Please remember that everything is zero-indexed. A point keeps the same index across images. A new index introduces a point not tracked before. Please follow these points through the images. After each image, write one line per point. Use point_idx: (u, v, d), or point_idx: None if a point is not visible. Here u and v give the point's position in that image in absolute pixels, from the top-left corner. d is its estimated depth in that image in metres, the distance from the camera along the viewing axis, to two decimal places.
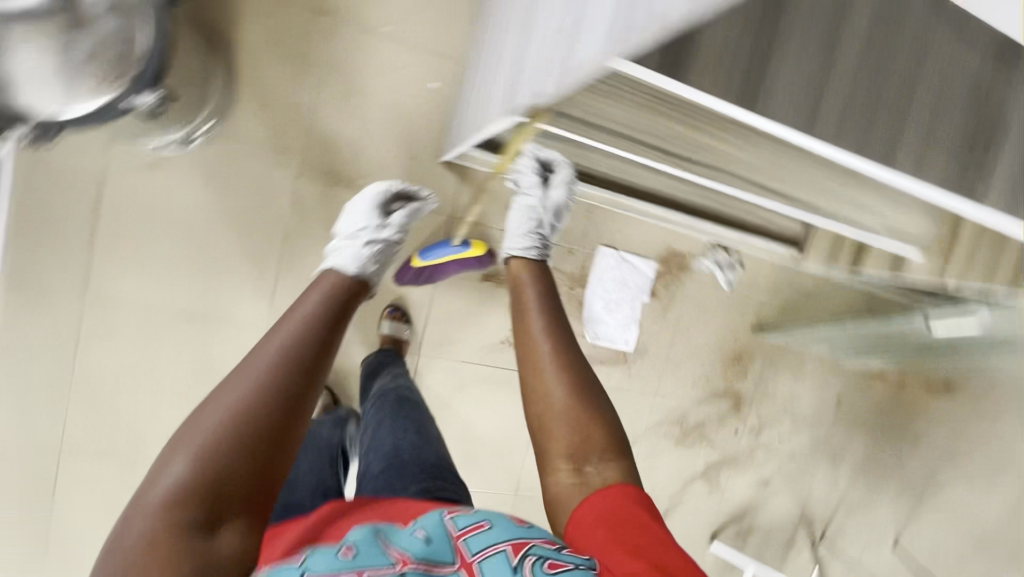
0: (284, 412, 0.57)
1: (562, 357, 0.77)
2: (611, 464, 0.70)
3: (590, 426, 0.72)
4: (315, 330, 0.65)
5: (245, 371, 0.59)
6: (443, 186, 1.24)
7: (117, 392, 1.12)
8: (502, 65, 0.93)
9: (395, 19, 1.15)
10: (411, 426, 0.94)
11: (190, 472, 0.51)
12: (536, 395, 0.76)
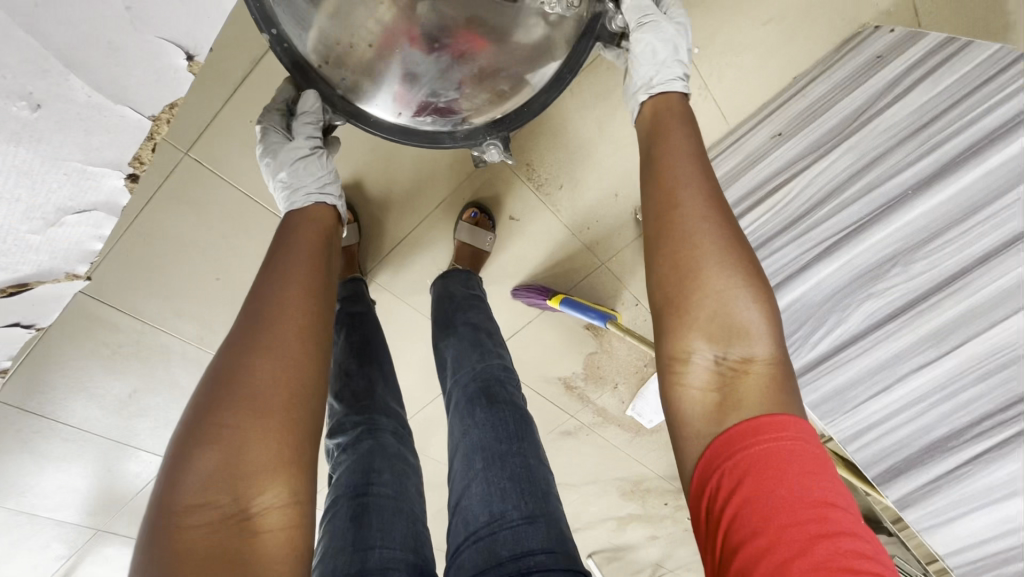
0: (248, 364, 0.48)
1: (680, 194, 0.54)
2: (752, 354, 0.48)
3: (739, 301, 0.49)
4: (307, 276, 0.55)
5: (240, 338, 0.50)
6: (616, 233, 1.07)
7: (172, 261, 0.93)
8: (805, 212, 0.76)
9: (712, 47, 0.90)
10: (507, 466, 0.68)
11: (213, 454, 0.44)
12: (669, 268, 0.52)
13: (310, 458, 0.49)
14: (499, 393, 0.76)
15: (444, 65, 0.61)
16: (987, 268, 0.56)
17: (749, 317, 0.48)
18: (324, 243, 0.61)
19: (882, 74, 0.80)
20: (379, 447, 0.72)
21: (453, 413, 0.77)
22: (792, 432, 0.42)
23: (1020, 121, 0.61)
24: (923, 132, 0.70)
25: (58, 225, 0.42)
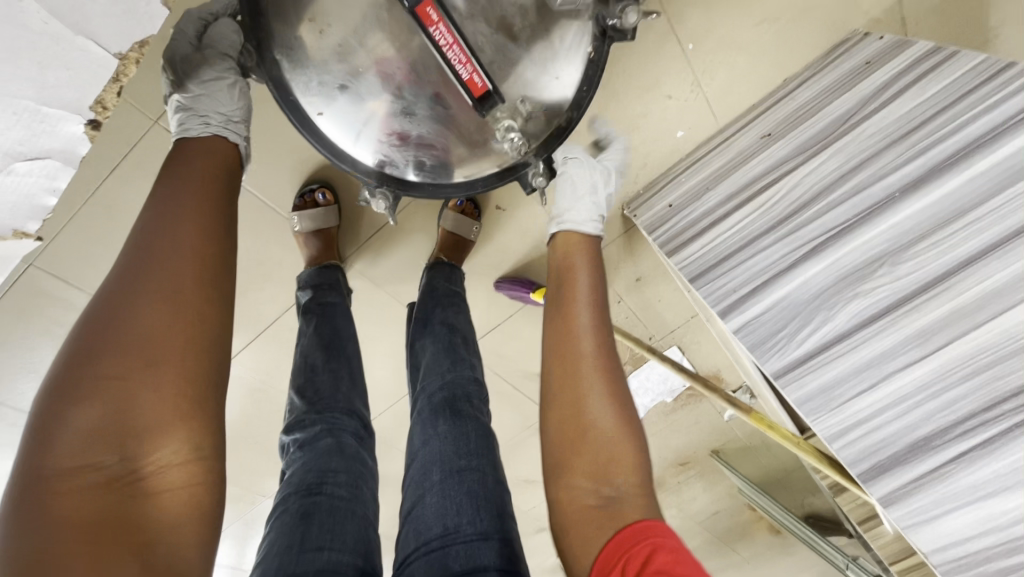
0: (134, 315, 0.43)
1: (578, 346, 0.64)
2: (631, 478, 0.56)
3: (614, 434, 0.59)
4: (198, 212, 0.50)
5: (117, 285, 0.45)
6: (604, 231, 1.10)
7: (137, 236, 0.87)
8: (793, 213, 0.76)
9: (708, 44, 0.89)
10: (465, 481, 0.61)
11: (89, 412, 0.40)
12: (566, 401, 0.61)
13: (206, 416, 0.46)
14: (465, 406, 0.69)
15: (414, 136, 0.67)
16: (970, 271, 0.57)
17: (620, 443, 0.58)
18: (221, 175, 0.55)
19: (871, 80, 0.82)
20: (337, 447, 0.69)
21: (414, 422, 0.71)
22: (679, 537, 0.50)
23: (1002, 130, 0.63)
24: (911, 138, 0.71)
25: (7, 173, 0.41)
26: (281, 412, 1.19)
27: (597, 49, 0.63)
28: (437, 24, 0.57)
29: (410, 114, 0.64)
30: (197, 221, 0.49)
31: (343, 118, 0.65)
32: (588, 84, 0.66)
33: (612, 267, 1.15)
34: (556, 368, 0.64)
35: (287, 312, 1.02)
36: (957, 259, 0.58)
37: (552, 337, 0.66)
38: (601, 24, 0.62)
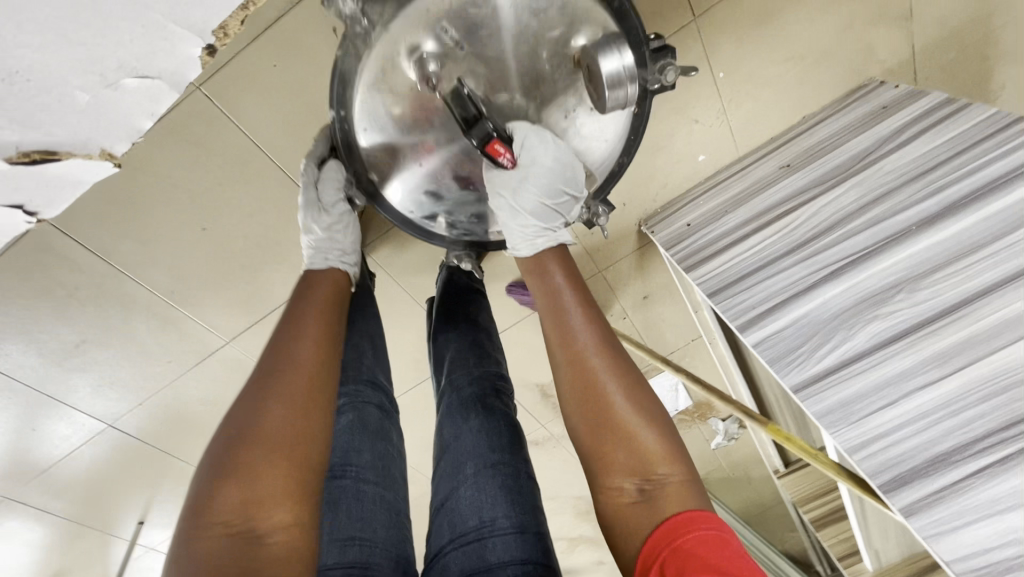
0: (267, 415, 0.50)
1: (577, 347, 0.57)
2: (665, 469, 0.49)
3: (645, 428, 0.51)
4: (318, 354, 0.58)
5: (249, 397, 0.52)
6: (618, 245, 1.12)
7: (160, 202, 0.86)
8: (812, 238, 0.79)
9: (738, 75, 0.93)
10: (498, 475, 0.61)
11: (229, 484, 0.45)
12: (587, 400, 0.54)
13: (313, 500, 0.49)
14: (494, 402, 0.69)
15: (466, 195, 0.77)
16: (985, 300, 0.60)
17: (654, 435, 0.51)
18: (331, 312, 0.64)
19: (887, 124, 0.87)
20: (362, 424, 0.67)
21: (442, 415, 0.70)
22: (712, 524, 0.44)
23: (1014, 176, 0.67)
24: (927, 178, 0.75)
25: (115, 88, 0.39)
26: None
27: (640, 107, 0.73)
28: (505, 154, 0.66)
29: (463, 180, 0.75)
30: (317, 350, 0.58)
31: (403, 181, 0.74)
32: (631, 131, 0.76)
33: (622, 283, 1.17)
34: (566, 381, 0.56)
35: None
36: (973, 290, 0.61)
37: (553, 354, 0.59)
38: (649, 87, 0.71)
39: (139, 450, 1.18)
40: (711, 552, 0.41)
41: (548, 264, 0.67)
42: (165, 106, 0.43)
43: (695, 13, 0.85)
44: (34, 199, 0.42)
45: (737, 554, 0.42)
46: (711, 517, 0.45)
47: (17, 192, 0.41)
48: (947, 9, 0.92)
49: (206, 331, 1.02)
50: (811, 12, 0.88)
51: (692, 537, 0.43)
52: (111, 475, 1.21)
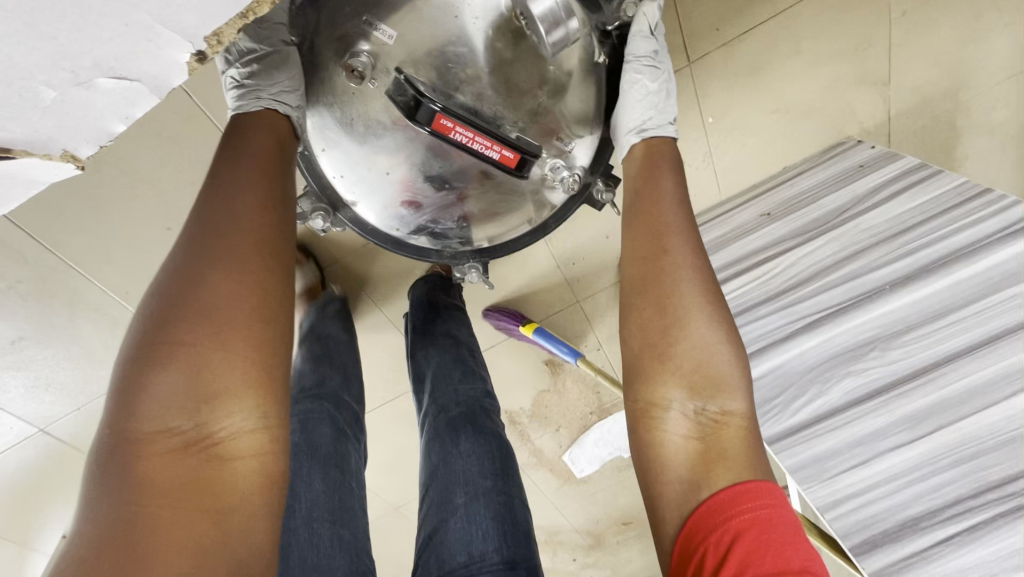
0: (200, 292, 0.45)
1: (683, 253, 0.60)
2: (725, 406, 0.56)
3: (717, 358, 0.57)
4: (262, 204, 0.50)
5: (178, 258, 0.46)
6: (598, 277, 1.10)
7: (124, 195, 0.81)
8: (790, 289, 0.81)
9: (726, 121, 0.95)
10: (488, 505, 0.64)
11: (172, 374, 0.43)
12: (667, 319, 0.59)
13: (280, 377, 0.48)
14: (485, 422, 0.72)
15: (447, 204, 0.70)
16: (952, 366, 0.62)
17: (729, 373, 0.57)
18: (281, 150, 0.55)
19: (862, 182, 0.90)
20: (311, 448, 0.71)
21: (429, 434, 0.72)
22: (767, 497, 0.49)
23: (980, 247, 0.70)
24: (899, 239, 0.78)
25: (86, 86, 0.30)
26: None
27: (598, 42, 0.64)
28: (452, 129, 0.61)
29: (439, 185, 0.68)
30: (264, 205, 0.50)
31: (372, 199, 0.70)
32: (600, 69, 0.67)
33: (600, 314, 1.16)
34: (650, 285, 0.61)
35: None
36: (942, 355, 0.63)
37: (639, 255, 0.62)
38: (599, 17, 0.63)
39: (70, 459, 1.08)
40: (778, 528, 0.47)
41: (661, 165, 0.67)
42: (143, 108, 0.34)
43: (689, 58, 0.87)
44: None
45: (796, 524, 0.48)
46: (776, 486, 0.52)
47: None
48: (919, 79, 0.98)
49: None
50: (799, 69, 0.92)
51: (764, 511, 0.48)
52: (35, 485, 1.10)
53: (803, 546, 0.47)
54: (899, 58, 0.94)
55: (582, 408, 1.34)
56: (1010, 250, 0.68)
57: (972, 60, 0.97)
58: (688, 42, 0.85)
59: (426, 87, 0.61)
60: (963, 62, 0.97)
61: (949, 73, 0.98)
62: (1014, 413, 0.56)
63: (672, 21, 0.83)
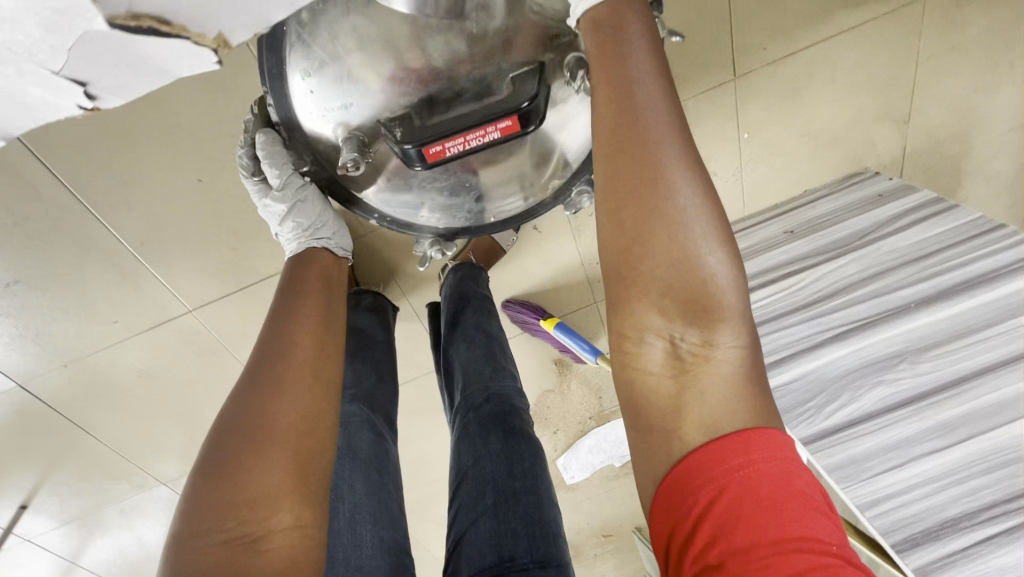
0: (261, 410, 0.51)
1: (658, 146, 0.45)
2: (713, 336, 0.44)
3: (704, 263, 0.43)
4: (316, 338, 0.58)
5: (241, 388, 0.53)
6: None
7: (158, 142, 0.77)
8: (819, 301, 0.83)
9: (758, 138, 0.99)
10: (520, 505, 0.53)
11: (221, 488, 0.46)
12: (637, 223, 0.45)
13: (319, 484, 0.51)
14: (517, 420, 0.62)
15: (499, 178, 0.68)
16: (982, 379, 0.65)
17: (729, 298, 0.44)
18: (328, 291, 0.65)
19: (884, 210, 0.94)
20: (352, 452, 0.69)
21: (458, 435, 0.63)
22: (762, 454, 0.40)
23: (1003, 271, 0.74)
24: (923, 261, 0.82)
25: None
26: (224, 385, 1.03)
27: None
28: (442, 146, 0.57)
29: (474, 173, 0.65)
30: (317, 339, 0.58)
31: (444, 206, 0.71)
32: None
33: None
34: (617, 196, 0.45)
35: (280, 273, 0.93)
36: (973, 370, 0.66)
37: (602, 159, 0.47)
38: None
39: (41, 422, 0.99)
40: (767, 492, 0.38)
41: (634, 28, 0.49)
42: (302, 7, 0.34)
43: (735, 73, 0.90)
44: (109, 77, 0.31)
45: (801, 492, 0.39)
46: (773, 434, 0.41)
47: (91, 65, 0.30)
48: (934, 120, 1.04)
49: (168, 293, 0.90)
50: (831, 96, 0.96)
51: (751, 472, 0.39)
52: None
53: (807, 519, 0.37)
54: (919, 98, 1.00)
55: (582, 412, 1.34)
56: None
57: (982, 108, 1.04)
58: (735, 55, 0.88)
59: (399, 128, 0.57)
60: (974, 110, 1.04)
61: (960, 117, 1.05)
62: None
63: (725, 35, 0.86)
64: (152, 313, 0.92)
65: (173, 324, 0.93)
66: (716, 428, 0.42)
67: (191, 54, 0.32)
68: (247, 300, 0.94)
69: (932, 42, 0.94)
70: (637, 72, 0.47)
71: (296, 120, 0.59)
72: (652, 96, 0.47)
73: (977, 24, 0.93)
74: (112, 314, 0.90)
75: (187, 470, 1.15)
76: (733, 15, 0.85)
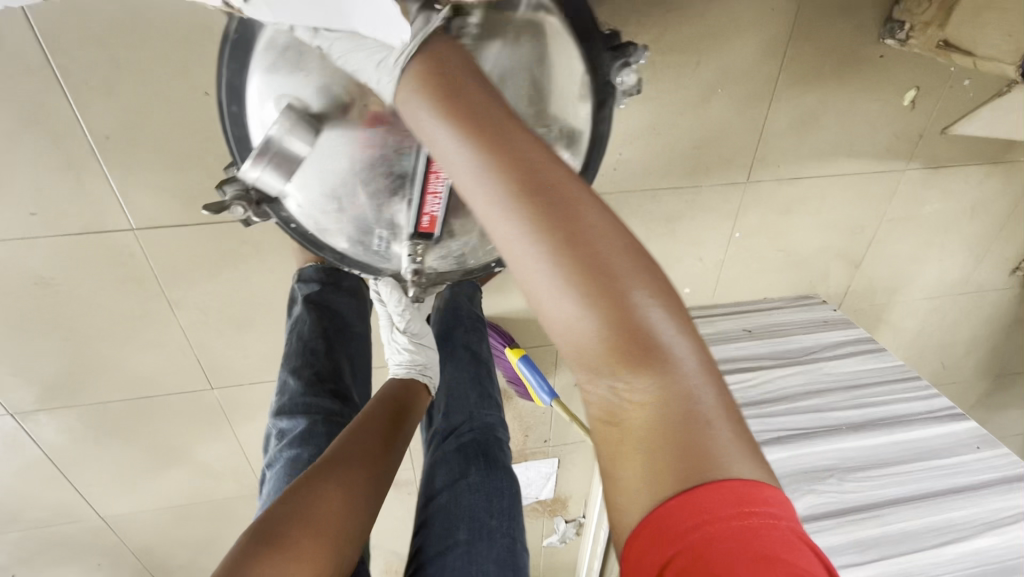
0: (321, 496, 0.52)
1: (530, 192, 0.41)
2: (639, 392, 0.39)
3: (601, 319, 0.39)
4: (382, 456, 0.60)
5: (309, 472, 0.54)
6: None
7: (176, 39, 0.67)
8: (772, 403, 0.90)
9: (746, 240, 1.08)
10: (493, 546, 0.59)
11: (267, 561, 0.45)
12: (546, 312, 0.41)
13: None
14: (499, 457, 0.67)
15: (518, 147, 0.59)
16: (891, 509, 0.76)
17: (653, 327, 0.39)
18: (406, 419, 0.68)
19: (829, 335, 1.04)
20: None
21: (434, 457, 0.68)
22: (713, 511, 0.35)
23: (916, 417, 0.87)
24: (856, 391, 0.93)
25: None
26: (137, 321, 0.89)
27: (236, 129, 0.55)
28: (439, 202, 0.60)
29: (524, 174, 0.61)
30: (384, 458, 0.60)
31: None
32: (220, 66, 0.52)
33: (568, 364, 1.18)
34: (519, 274, 0.42)
35: (255, 222, 0.83)
36: (885, 498, 0.77)
37: (487, 226, 0.43)
38: (222, 128, 0.55)
39: None
40: (718, 557, 0.34)
41: (452, 64, 0.45)
42: None
43: (748, 177, 0.98)
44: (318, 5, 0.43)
45: (768, 557, 0.33)
46: (727, 490, 0.35)
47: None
48: (877, 271, 1.20)
49: (112, 201, 0.77)
50: (811, 224, 1.08)
51: (698, 534, 0.35)
52: None
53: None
54: (872, 249, 1.15)
55: None
56: (942, 428, 0.85)
57: (912, 273, 1.22)
58: (753, 164, 0.97)
59: (408, 213, 0.61)
60: (906, 274, 1.22)
61: (896, 275, 1.21)
62: (938, 560, 0.72)
63: (753, 143, 0.94)
64: (85, 220, 0.78)
65: (107, 239, 0.80)
66: (661, 483, 0.37)
67: (385, 19, 0.45)
68: (207, 240, 0.83)
69: (897, 208, 1.09)
70: (481, 112, 0.43)
71: (374, 272, 0.67)
72: (508, 134, 0.43)
73: (931, 204, 1.10)
74: (36, 206, 0.75)
75: (47, 406, 0.96)
76: (767, 129, 0.93)
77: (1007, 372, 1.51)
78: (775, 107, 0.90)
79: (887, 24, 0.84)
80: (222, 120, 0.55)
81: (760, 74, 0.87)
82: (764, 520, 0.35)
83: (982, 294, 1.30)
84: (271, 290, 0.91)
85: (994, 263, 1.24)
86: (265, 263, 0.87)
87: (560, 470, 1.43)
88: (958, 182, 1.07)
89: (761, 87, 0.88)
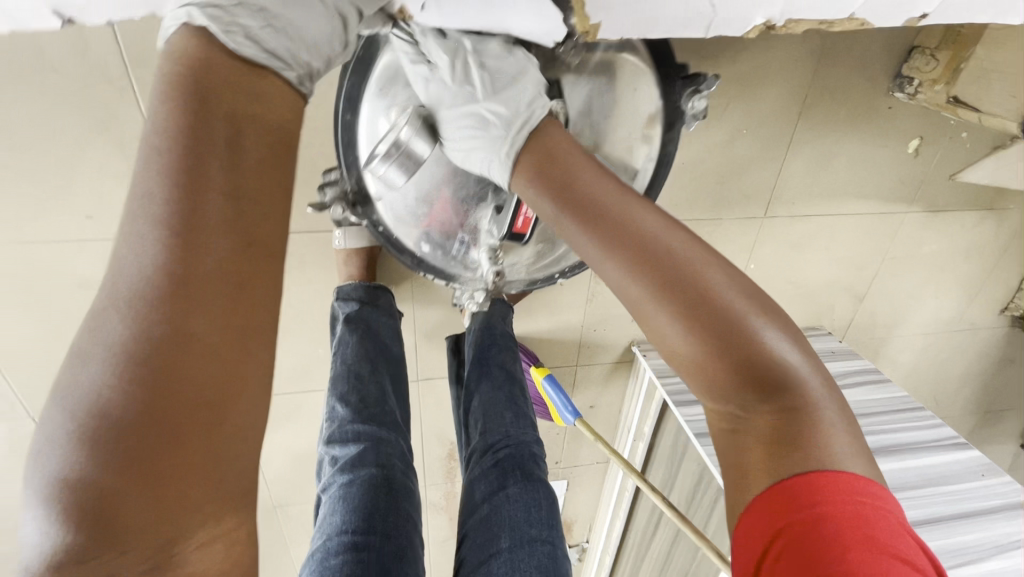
0: None
1: (660, 254, 0.48)
2: (766, 415, 0.44)
3: (730, 361, 0.44)
4: None
5: None
6: (604, 354, 1.16)
7: None
8: None
9: (759, 272, 1.13)
10: (534, 555, 0.61)
11: None
12: (678, 359, 0.47)
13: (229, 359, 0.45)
14: (534, 470, 0.69)
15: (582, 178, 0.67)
16: (910, 531, 0.79)
17: (774, 356, 0.45)
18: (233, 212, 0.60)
19: (838, 365, 1.09)
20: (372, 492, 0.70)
21: (474, 473, 0.72)
22: (837, 497, 0.41)
23: (926, 444, 0.92)
24: (867, 419, 0.97)
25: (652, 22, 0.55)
26: None
27: (347, 134, 0.63)
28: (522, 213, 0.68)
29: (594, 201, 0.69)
30: None
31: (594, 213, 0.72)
32: (342, 79, 0.61)
33: (585, 385, 1.21)
34: (655, 327, 0.48)
35: (303, 234, 0.86)
36: (903, 520, 0.81)
37: (624, 286, 0.49)
38: (334, 142, 0.64)
39: None
40: (835, 533, 0.40)
41: (571, 159, 0.55)
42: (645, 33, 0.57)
43: (766, 212, 1.04)
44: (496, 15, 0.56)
45: (877, 538, 0.39)
46: (839, 475, 0.42)
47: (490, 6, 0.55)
48: (879, 306, 1.26)
49: None
50: (820, 259, 1.14)
51: (822, 511, 0.41)
52: None
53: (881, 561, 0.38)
54: (876, 285, 1.22)
55: None
56: (951, 455, 0.90)
57: (910, 309, 1.29)
58: (770, 200, 1.03)
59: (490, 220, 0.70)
60: (904, 310, 1.28)
61: (895, 311, 1.28)
62: None
63: (771, 180, 1.00)
64: None
65: None
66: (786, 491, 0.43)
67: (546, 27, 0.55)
68: None
69: (899, 247, 1.16)
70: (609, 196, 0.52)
71: (447, 272, 0.76)
72: (629, 209, 0.51)
73: (931, 245, 1.17)
74: (93, 210, 0.77)
75: None
76: (785, 168, 0.99)
77: (993, 410, 1.57)
78: (793, 149, 0.97)
79: (897, 78, 0.92)
80: (335, 127, 0.63)
81: (782, 117, 0.93)
82: (878, 511, 0.41)
83: (975, 332, 1.37)
84: (310, 303, 0.93)
85: (984, 303, 1.31)
86: (307, 275, 0.90)
87: (568, 494, 1.43)
88: (955, 225, 1.15)
89: (781, 129, 0.95)
